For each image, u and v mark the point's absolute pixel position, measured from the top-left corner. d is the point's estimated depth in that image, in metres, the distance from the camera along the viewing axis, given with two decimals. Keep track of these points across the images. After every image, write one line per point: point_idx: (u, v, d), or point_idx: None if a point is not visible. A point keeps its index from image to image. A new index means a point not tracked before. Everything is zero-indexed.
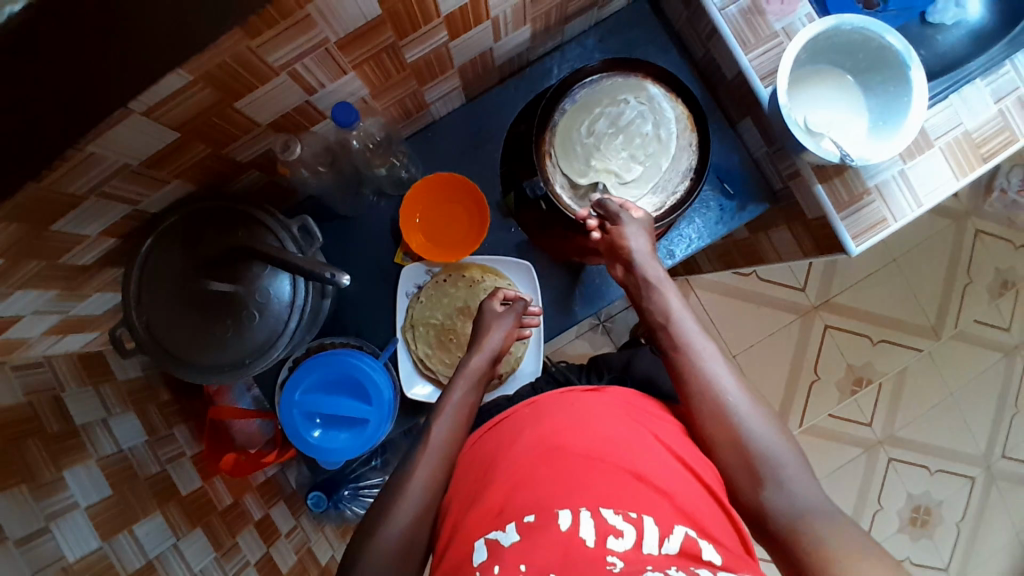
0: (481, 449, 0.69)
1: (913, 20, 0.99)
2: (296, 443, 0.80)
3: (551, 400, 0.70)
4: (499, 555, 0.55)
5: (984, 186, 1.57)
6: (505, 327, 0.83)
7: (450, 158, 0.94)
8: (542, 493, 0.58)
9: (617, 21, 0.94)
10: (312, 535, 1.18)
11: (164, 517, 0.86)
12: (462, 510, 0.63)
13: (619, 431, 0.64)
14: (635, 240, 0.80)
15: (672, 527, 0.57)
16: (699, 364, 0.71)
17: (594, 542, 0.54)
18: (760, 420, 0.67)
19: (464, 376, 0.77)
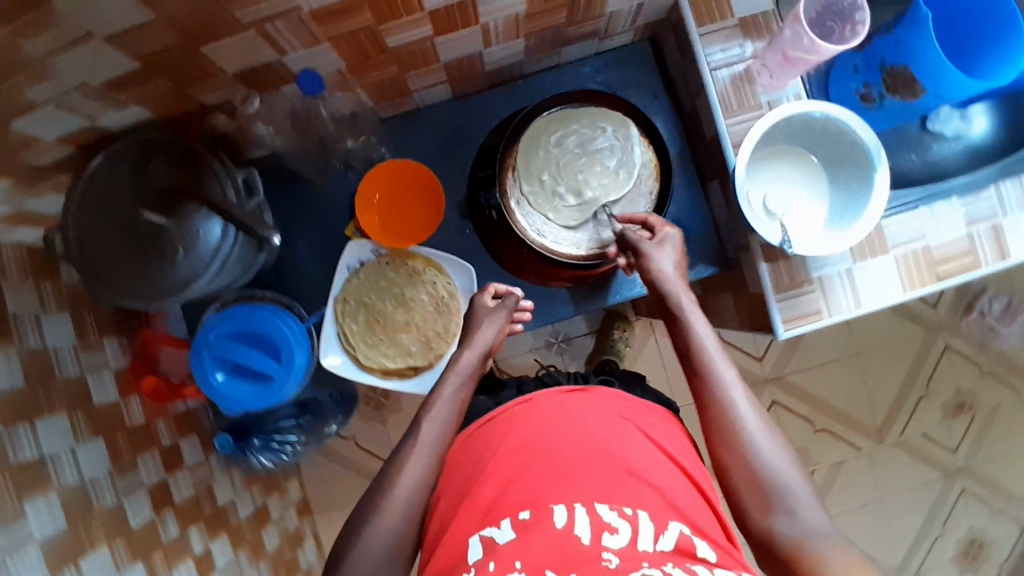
0: (470, 446, 0.74)
1: (913, 123, 0.96)
2: (198, 383, 0.82)
3: (543, 403, 0.74)
4: (492, 552, 0.60)
5: (964, 304, 1.57)
6: (495, 322, 0.86)
7: (423, 147, 0.95)
8: (536, 492, 0.64)
9: (619, 57, 0.96)
10: (217, 475, 1.20)
11: (69, 421, 0.89)
12: (452, 504, 0.69)
13: (608, 434, 0.70)
14: (660, 266, 0.79)
15: (667, 525, 0.62)
16: (720, 389, 0.71)
17: (591, 540, 0.59)
18: (774, 442, 0.68)
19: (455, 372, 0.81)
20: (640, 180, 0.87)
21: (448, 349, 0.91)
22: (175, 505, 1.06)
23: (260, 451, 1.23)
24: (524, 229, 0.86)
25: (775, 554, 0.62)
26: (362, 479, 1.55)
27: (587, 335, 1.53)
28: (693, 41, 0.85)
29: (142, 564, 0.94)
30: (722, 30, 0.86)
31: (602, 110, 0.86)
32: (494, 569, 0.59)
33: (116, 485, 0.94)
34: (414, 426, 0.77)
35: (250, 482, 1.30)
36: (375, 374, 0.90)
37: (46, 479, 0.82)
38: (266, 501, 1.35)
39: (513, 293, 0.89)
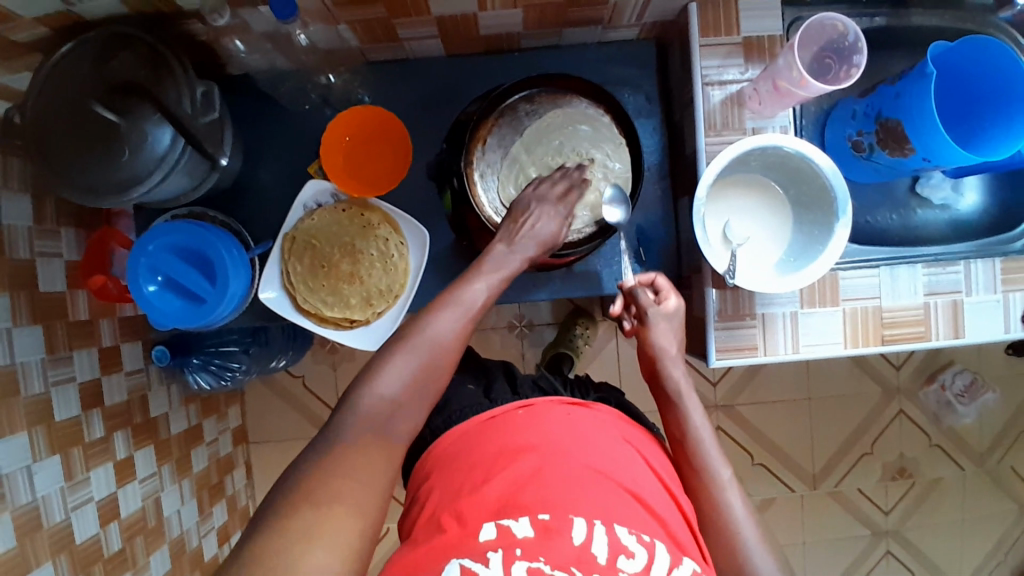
0: (469, 442, 0.73)
1: (903, 182, 0.95)
2: (130, 292, 0.81)
3: (546, 410, 0.74)
4: (511, 543, 0.59)
5: (927, 373, 1.56)
6: (551, 215, 0.77)
7: (405, 101, 0.94)
8: (553, 497, 0.63)
9: (621, 51, 0.93)
10: (154, 385, 1.21)
11: (9, 303, 0.90)
12: (452, 496, 0.67)
13: (613, 449, 0.71)
14: (661, 341, 0.80)
15: (680, 560, 0.62)
16: (715, 489, 0.73)
17: (606, 560, 0.59)
18: (761, 549, 0.70)
19: (495, 270, 0.71)
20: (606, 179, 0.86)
21: (388, 307, 0.90)
22: (104, 407, 1.07)
23: (199, 371, 1.27)
24: (481, 205, 0.84)
25: None
26: (302, 419, 1.56)
27: (549, 325, 1.53)
28: (692, 51, 0.83)
29: (59, 456, 0.95)
30: (724, 46, 0.84)
31: (580, 103, 0.86)
32: (519, 554, 0.58)
33: (47, 375, 0.95)
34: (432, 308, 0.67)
35: (188, 400, 1.31)
36: (310, 319, 0.89)
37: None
38: (202, 421, 1.36)
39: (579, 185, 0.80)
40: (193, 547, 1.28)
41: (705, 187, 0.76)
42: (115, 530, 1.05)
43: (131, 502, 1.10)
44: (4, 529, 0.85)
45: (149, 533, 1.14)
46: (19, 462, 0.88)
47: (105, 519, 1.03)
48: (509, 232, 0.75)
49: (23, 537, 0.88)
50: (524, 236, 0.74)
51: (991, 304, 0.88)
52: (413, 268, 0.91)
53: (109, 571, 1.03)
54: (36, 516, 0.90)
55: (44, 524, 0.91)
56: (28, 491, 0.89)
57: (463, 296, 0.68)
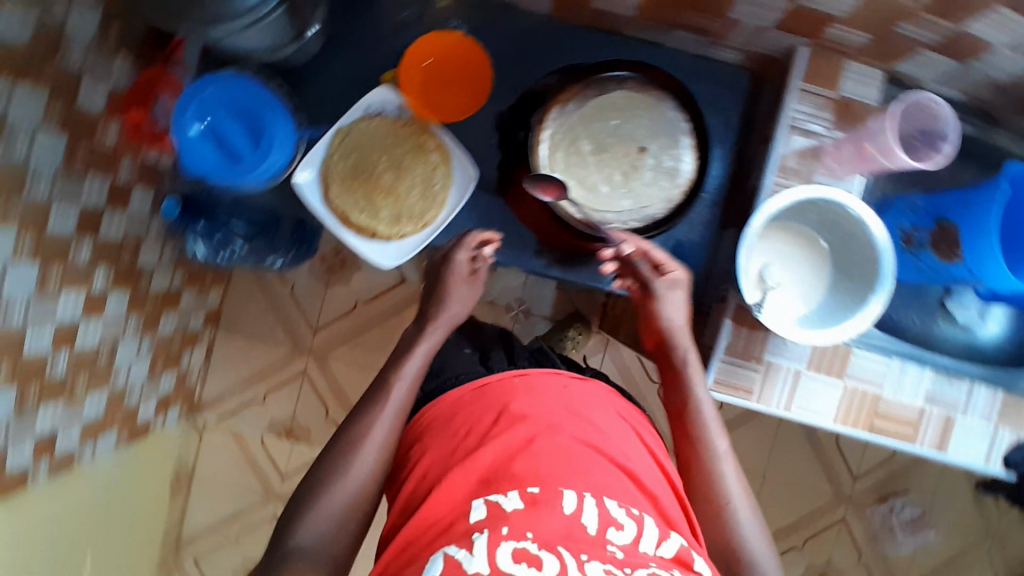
0: (466, 406, 0.75)
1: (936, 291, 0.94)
2: (171, 130, 0.80)
3: (542, 380, 0.77)
4: (501, 516, 0.61)
5: (882, 492, 1.56)
6: (467, 288, 0.87)
7: (498, 42, 0.92)
8: (541, 467, 0.65)
9: (717, 72, 0.93)
10: (152, 237, 1.19)
11: (46, 100, 0.87)
12: (448, 457, 0.70)
13: (608, 429, 0.73)
14: (670, 313, 0.79)
15: (668, 533, 0.64)
16: (712, 461, 0.74)
17: (596, 530, 0.60)
18: (752, 518, 0.72)
19: (418, 349, 0.82)
20: (666, 183, 0.84)
21: (413, 232, 0.89)
22: (98, 237, 1.04)
23: (199, 236, 1.27)
24: (540, 166, 0.82)
25: None
26: (276, 324, 1.54)
27: (544, 320, 1.53)
28: (789, 91, 0.82)
29: (38, 265, 0.92)
30: (819, 97, 0.83)
31: (666, 102, 0.84)
32: (507, 532, 0.59)
33: (55, 185, 0.92)
34: (369, 404, 0.77)
35: (179, 265, 1.30)
36: (334, 217, 0.88)
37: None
38: (183, 289, 1.34)
39: (490, 246, 0.88)
40: (131, 404, 1.26)
41: (763, 219, 0.75)
42: (63, 357, 1.02)
43: (91, 336, 1.08)
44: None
45: (93, 374, 1.11)
46: None
47: (60, 341, 1.00)
48: (429, 313, 0.84)
49: None
50: (443, 315, 0.84)
51: (981, 431, 0.89)
52: (450, 204, 0.90)
53: (42, 395, 0.99)
54: None
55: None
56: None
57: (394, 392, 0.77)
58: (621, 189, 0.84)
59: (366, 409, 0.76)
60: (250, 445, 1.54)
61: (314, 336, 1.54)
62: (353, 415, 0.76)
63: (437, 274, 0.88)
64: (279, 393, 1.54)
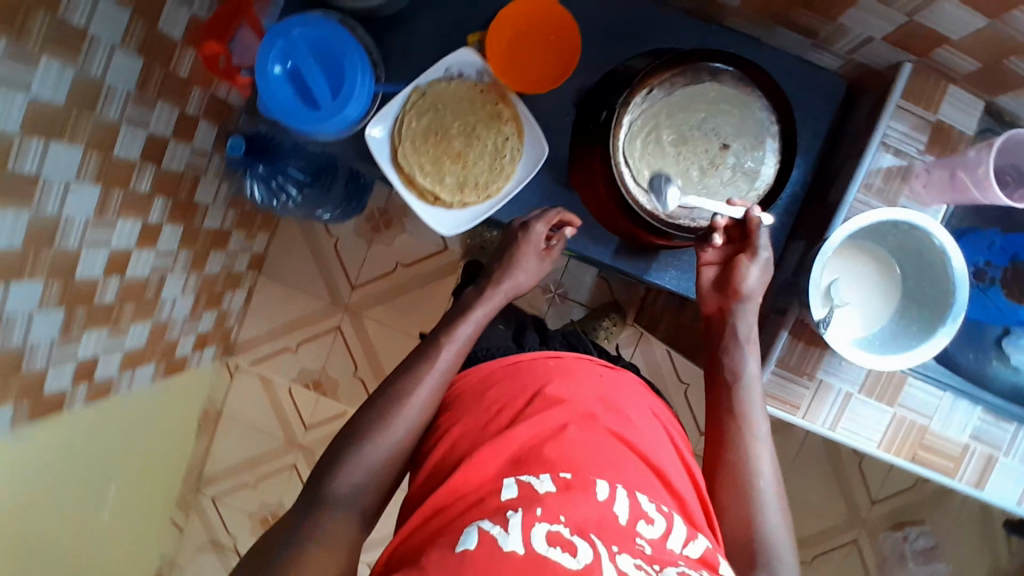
0: (501, 381, 0.75)
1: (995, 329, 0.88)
2: (255, 63, 0.79)
3: (577, 366, 0.77)
4: (534, 498, 0.58)
5: (897, 520, 1.55)
6: (537, 263, 0.87)
7: (590, 20, 0.89)
8: (575, 455, 0.63)
9: (810, 77, 0.90)
10: (210, 172, 1.20)
11: (128, 19, 0.85)
12: (480, 431, 0.69)
13: (641, 425, 0.72)
14: (754, 287, 0.79)
15: (696, 535, 0.61)
16: (748, 456, 0.73)
17: (627, 521, 0.58)
18: (781, 515, 0.70)
19: (475, 313, 0.82)
20: (743, 185, 0.82)
21: (476, 202, 0.88)
22: (160, 166, 1.04)
23: (257, 180, 1.26)
24: (616, 151, 0.80)
25: None
26: (317, 274, 1.55)
27: (581, 305, 1.52)
28: (887, 105, 0.80)
29: (100, 189, 0.91)
30: (917, 117, 0.80)
31: (757, 100, 0.81)
32: (540, 514, 0.56)
33: (125, 108, 0.89)
34: (417, 356, 0.77)
35: (231, 202, 1.31)
36: (400, 177, 0.87)
37: (76, 52, 0.78)
38: (232, 230, 1.36)
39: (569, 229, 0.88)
40: (171, 338, 1.28)
41: (843, 236, 0.74)
42: (114, 283, 1.03)
43: (141, 266, 1.09)
44: (18, 227, 0.78)
45: (140, 303, 1.13)
46: (61, 175, 0.82)
47: (110, 269, 1.00)
48: (495, 276, 0.85)
49: (31, 248, 0.82)
50: (507, 283, 0.85)
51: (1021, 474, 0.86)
52: (518, 178, 0.88)
53: (90, 320, 1.00)
54: (54, 231, 0.85)
55: (55, 243, 0.86)
56: (57, 204, 0.83)
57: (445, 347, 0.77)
58: (695, 185, 0.82)
59: (412, 368, 0.75)
60: (277, 390, 1.57)
61: (353, 291, 1.55)
62: (399, 372, 0.75)
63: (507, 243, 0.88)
64: (311, 345, 1.56)
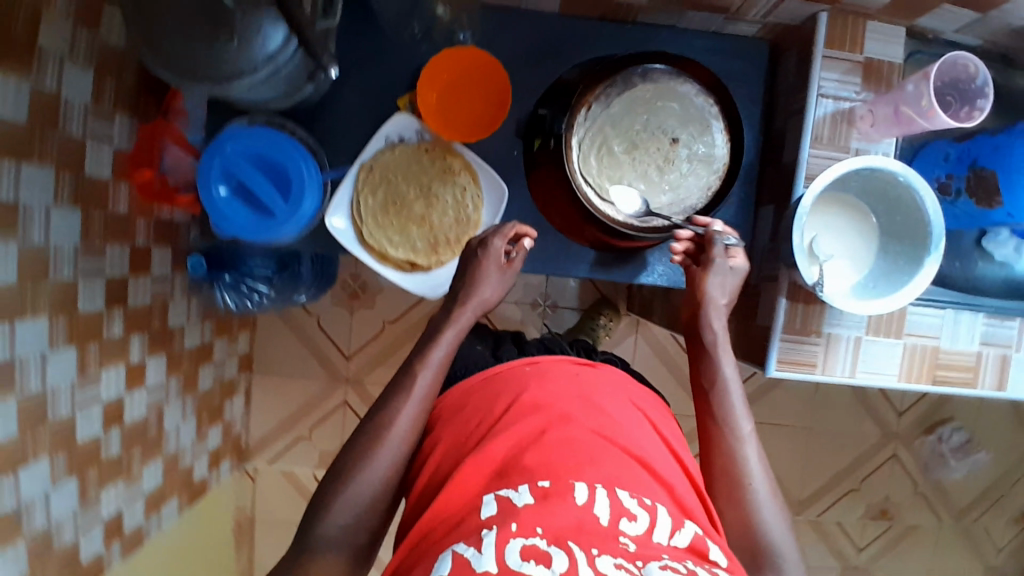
0: (480, 398, 0.75)
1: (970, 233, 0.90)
2: (200, 192, 0.79)
3: (553, 370, 0.76)
4: (511, 513, 0.57)
5: (927, 424, 1.59)
6: (500, 277, 0.81)
7: (510, 52, 0.89)
8: (553, 460, 0.62)
9: (734, 46, 0.91)
10: (177, 294, 1.18)
11: (54, 178, 0.85)
12: (460, 447, 0.70)
13: (619, 414, 0.71)
14: (715, 291, 0.80)
15: (682, 524, 0.60)
16: (731, 439, 0.73)
17: (609, 522, 0.57)
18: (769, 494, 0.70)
19: (447, 332, 0.76)
20: (703, 171, 0.83)
21: (452, 257, 0.88)
22: (127, 307, 1.03)
23: (227, 289, 1.24)
24: (573, 175, 0.80)
25: None
26: (308, 355, 1.53)
27: (572, 310, 1.53)
28: (815, 58, 0.81)
29: (75, 348, 0.92)
30: (846, 62, 0.82)
31: (693, 88, 0.81)
32: (515, 529, 0.55)
33: (77, 264, 0.91)
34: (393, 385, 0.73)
35: (206, 315, 1.29)
36: (372, 255, 0.87)
37: (13, 227, 0.79)
38: (214, 340, 1.34)
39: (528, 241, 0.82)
40: (186, 465, 1.26)
41: (810, 199, 0.76)
42: (116, 435, 1.02)
43: (137, 409, 1.07)
44: (8, 415, 0.80)
45: (146, 444, 1.11)
46: (36, 348, 0.84)
47: (109, 421, 1.00)
48: (459, 295, 0.79)
49: (25, 428, 0.83)
50: (473, 299, 0.78)
51: None
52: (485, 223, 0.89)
53: (103, 477, 1.00)
54: (43, 405, 0.86)
55: (48, 416, 0.87)
56: (40, 379, 0.85)
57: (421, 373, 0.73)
58: (658, 184, 0.83)
59: (391, 394, 0.71)
60: (301, 480, 1.55)
61: (348, 361, 1.53)
62: (379, 401, 0.72)
63: (467, 260, 0.82)
64: (325, 425, 1.54)
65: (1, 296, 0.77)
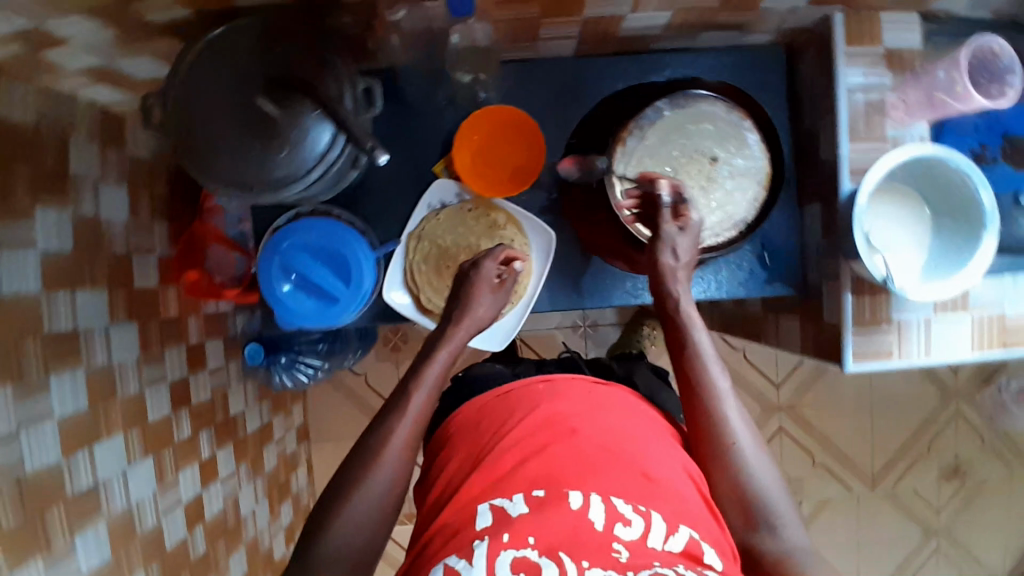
0: (492, 413, 0.77)
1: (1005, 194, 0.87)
2: (264, 291, 0.81)
3: (566, 386, 0.77)
4: (505, 523, 0.61)
5: (983, 376, 1.58)
6: (494, 299, 0.79)
7: (533, 102, 0.92)
8: (553, 472, 0.65)
9: (748, 56, 0.93)
10: (233, 382, 1.18)
11: (107, 298, 0.85)
12: (475, 459, 0.72)
13: (626, 426, 0.72)
14: (671, 255, 0.78)
15: (678, 528, 0.61)
16: (715, 404, 0.71)
17: (603, 528, 0.60)
18: (759, 454, 0.70)
19: (440, 352, 0.74)
20: (745, 184, 0.84)
21: (512, 309, 0.90)
22: (191, 405, 1.03)
23: (283, 371, 1.28)
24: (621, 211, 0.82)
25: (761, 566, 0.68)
26: (362, 415, 1.54)
27: (613, 326, 1.53)
28: (837, 57, 0.82)
29: (151, 457, 0.91)
30: (868, 55, 0.83)
31: (722, 108, 0.83)
32: (507, 540, 0.59)
33: (142, 374, 0.90)
34: (395, 393, 0.73)
35: (264, 397, 1.30)
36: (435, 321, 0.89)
37: (77, 354, 0.78)
38: (272, 418, 1.34)
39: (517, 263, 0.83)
40: (265, 548, 1.25)
41: (865, 196, 0.77)
42: (199, 533, 1.01)
43: (214, 502, 1.07)
44: (101, 539, 0.80)
45: (228, 535, 1.11)
46: (116, 467, 0.83)
47: (192, 521, 0.99)
48: (453, 314, 0.77)
49: (119, 546, 0.83)
50: (467, 319, 0.77)
51: None
52: (539, 269, 0.90)
53: None
54: (130, 522, 0.85)
55: (137, 531, 0.86)
56: (123, 497, 0.84)
57: (419, 387, 0.72)
58: (706, 204, 0.83)
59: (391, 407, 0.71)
60: None
61: None
62: (382, 410, 0.72)
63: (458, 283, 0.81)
64: None
65: (75, 426, 0.77)
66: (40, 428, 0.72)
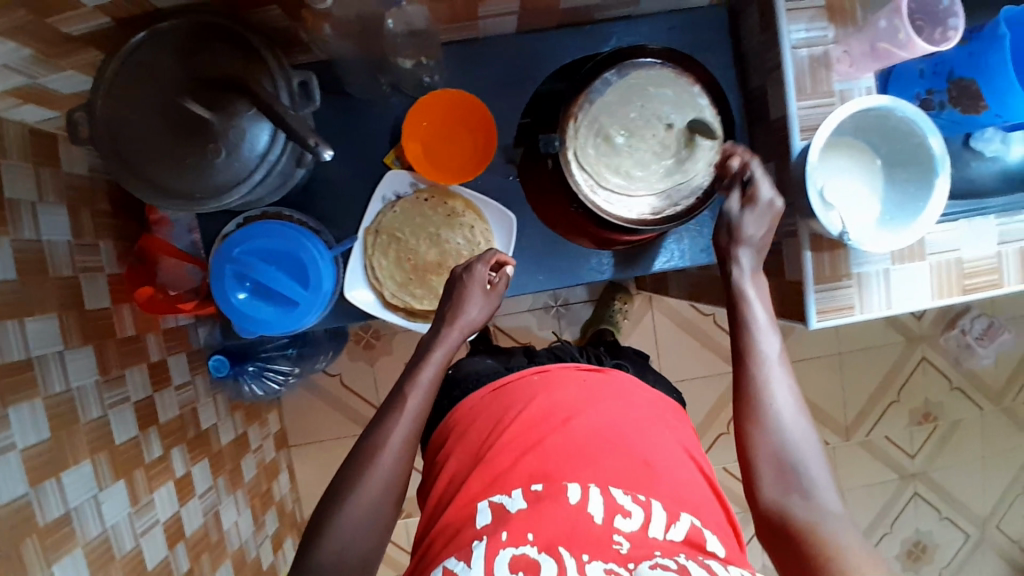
0: (486, 411, 0.77)
1: (955, 138, 0.91)
2: (218, 300, 0.78)
3: (560, 375, 0.78)
4: (502, 519, 0.63)
5: (947, 320, 1.63)
6: (486, 301, 0.77)
7: (480, 82, 0.90)
8: (550, 467, 0.66)
9: (693, 21, 0.92)
10: (202, 397, 1.15)
11: (59, 324, 0.81)
12: (471, 459, 0.72)
13: (627, 418, 0.73)
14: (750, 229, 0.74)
15: (678, 517, 0.64)
16: (759, 361, 0.70)
17: (603, 520, 0.62)
18: (797, 414, 0.68)
19: (436, 353, 0.73)
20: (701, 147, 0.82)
21: None
22: (160, 424, 1.00)
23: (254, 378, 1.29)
24: (579, 186, 0.81)
25: (783, 530, 0.65)
26: (340, 416, 1.52)
27: (585, 304, 1.53)
28: (779, 14, 0.81)
29: (123, 480, 0.87)
30: (809, 9, 0.82)
31: (671, 74, 0.82)
32: (506, 538, 0.60)
33: (104, 398, 0.87)
34: (392, 394, 0.71)
35: (235, 408, 1.27)
36: (400, 314, 0.89)
37: (31, 383, 0.75)
38: (247, 429, 1.31)
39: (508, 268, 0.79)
40: (253, 558, 1.22)
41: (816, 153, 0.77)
42: (182, 551, 0.98)
43: (194, 518, 1.04)
44: (79, 569, 0.76)
45: (213, 549, 1.08)
46: (87, 492, 0.80)
47: (173, 539, 0.96)
48: (446, 314, 0.75)
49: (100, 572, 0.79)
50: (461, 322, 0.74)
51: None
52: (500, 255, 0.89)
53: None
54: (108, 547, 0.82)
55: (116, 555, 0.83)
56: (98, 522, 0.81)
57: (411, 392, 0.70)
58: (661, 173, 0.83)
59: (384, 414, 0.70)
60: None
61: None
62: (374, 418, 0.70)
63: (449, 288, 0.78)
64: None
65: (38, 456, 0.74)
66: (4, 461, 0.69)
